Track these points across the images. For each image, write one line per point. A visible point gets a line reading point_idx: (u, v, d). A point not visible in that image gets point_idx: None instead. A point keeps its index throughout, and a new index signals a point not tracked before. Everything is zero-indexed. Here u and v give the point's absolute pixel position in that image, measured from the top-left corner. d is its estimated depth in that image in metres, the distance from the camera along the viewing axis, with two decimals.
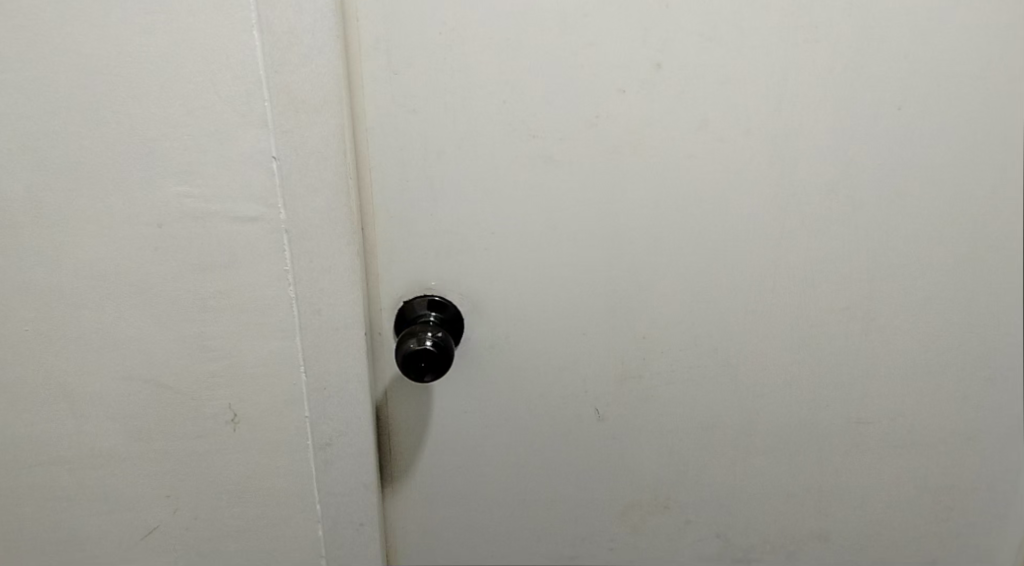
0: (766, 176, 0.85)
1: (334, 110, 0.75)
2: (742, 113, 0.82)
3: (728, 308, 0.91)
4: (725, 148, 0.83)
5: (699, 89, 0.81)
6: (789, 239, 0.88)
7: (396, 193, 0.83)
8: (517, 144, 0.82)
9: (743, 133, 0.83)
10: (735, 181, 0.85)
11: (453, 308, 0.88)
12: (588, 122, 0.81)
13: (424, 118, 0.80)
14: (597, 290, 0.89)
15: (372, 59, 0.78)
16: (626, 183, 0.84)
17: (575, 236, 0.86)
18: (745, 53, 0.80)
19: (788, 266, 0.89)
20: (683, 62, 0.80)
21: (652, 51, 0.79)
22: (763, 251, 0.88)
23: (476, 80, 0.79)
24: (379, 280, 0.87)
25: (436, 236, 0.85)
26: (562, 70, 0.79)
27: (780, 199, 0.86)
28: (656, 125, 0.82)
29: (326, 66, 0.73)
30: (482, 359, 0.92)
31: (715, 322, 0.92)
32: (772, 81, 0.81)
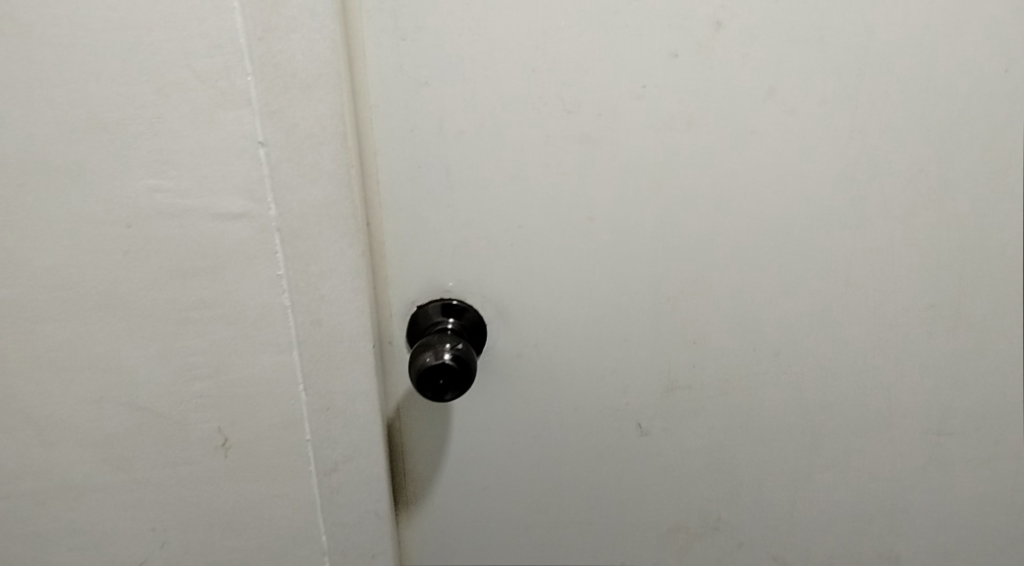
0: (842, 154, 0.72)
1: (330, 86, 0.61)
2: (816, 80, 0.69)
3: (793, 308, 0.79)
4: (794, 122, 0.70)
5: (766, 51, 0.68)
6: (867, 227, 0.75)
7: (407, 182, 0.70)
8: (547, 122, 0.69)
9: (817, 103, 0.70)
10: (806, 161, 0.72)
11: (474, 312, 0.76)
12: (634, 93, 0.68)
13: (438, 93, 0.67)
14: (640, 289, 0.77)
15: (375, 24, 0.64)
16: (677, 165, 0.72)
17: (614, 227, 0.74)
18: (824, 8, 0.66)
19: (865, 258, 0.77)
20: (749, 21, 0.66)
21: (711, 7, 0.66)
22: (835, 242, 0.76)
23: (501, 45, 0.65)
24: (389, 283, 0.75)
25: (455, 231, 0.73)
26: (604, 31, 0.66)
27: (858, 181, 0.73)
28: (714, 96, 0.69)
29: (320, 32, 0.60)
30: (507, 370, 0.80)
31: (776, 324, 0.80)
32: (856, 41, 0.68)
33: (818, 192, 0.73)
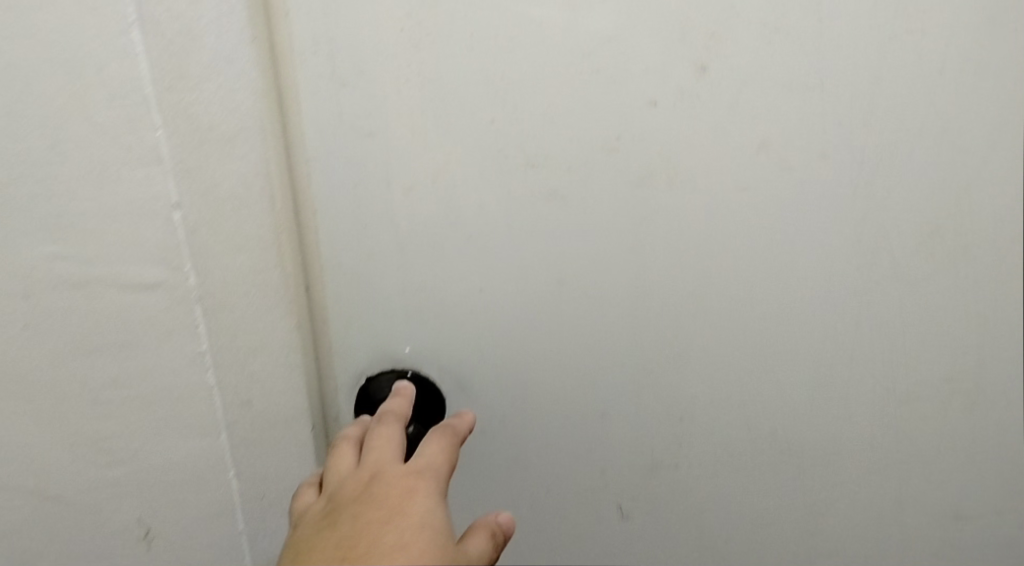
0: (844, 215, 0.62)
1: (251, 141, 0.52)
2: (817, 132, 0.59)
3: (788, 381, 0.70)
4: (792, 178, 0.61)
5: (758, 101, 0.58)
6: (875, 296, 0.66)
7: (351, 242, 0.62)
8: (509, 177, 0.61)
9: (819, 159, 0.60)
10: (807, 222, 0.63)
11: (433, 387, 0.68)
12: (606, 145, 0.59)
13: (384, 145, 0.59)
14: (618, 361, 0.69)
15: (311, 68, 0.56)
16: (657, 225, 0.63)
17: (586, 291, 0.66)
18: (825, 49, 0.56)
19: (872, 328, 0.67)
20: (738, 64, 0.57)
21: (694, 50, 0.56)
22: (837, 310, 0.67)
23: (455, 93, 0.57)
24: (335, 353, 0.66)
25: (406, 296, 0.65)
26: (572, 77, 0.57)
27: (865, 244, 0.63)
28: (698, 149, 0.60)
29: (238, 79, 0.50)
30: (470, 441, 0.73)
31: (774, 398, 0.71)
32: (863, 87, 0.58)
33: (817, 257, 0.64)
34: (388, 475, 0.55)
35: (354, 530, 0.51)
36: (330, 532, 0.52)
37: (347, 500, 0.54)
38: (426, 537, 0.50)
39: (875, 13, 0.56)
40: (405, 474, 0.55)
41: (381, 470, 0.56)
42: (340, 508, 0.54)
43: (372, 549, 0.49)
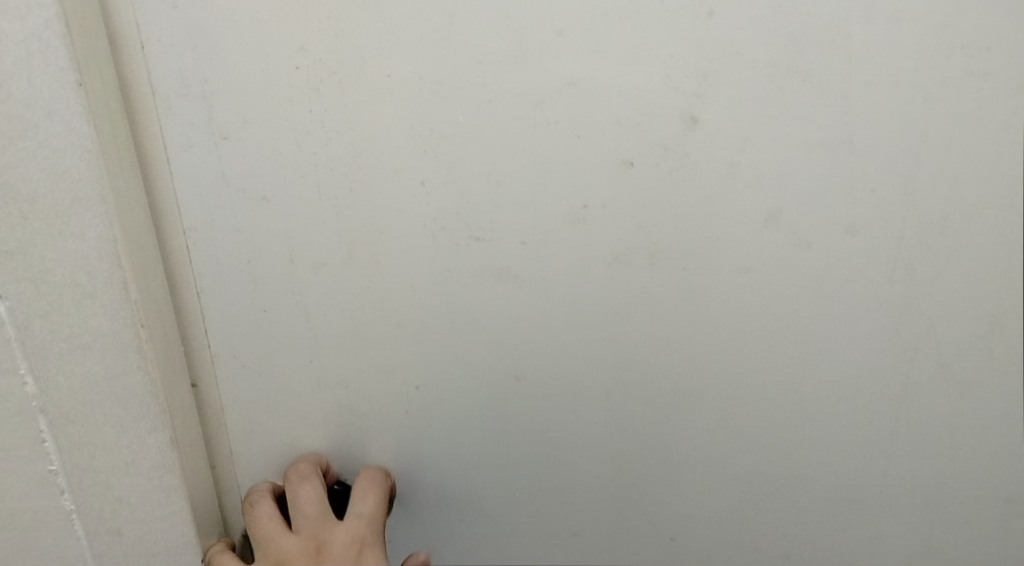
0: (882, 302, 0.48)
1: (87, 217, 0.39)
2: (846, 200, 0.45)
3: (812, 503, 0.55)
4: (813, 256, 0.47)
5: (766, 160, 0.44)
6: (919, 403, 0.51)
7: (250, 330, 0.49)
8: (447, 252, 0.47)
9: (849, 233, 0.46)
10: (834, 310, 0.49)
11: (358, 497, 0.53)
12: (573, 215, 0.46)
13: (283, 213, 0.45)
14: (595, 472, 0.55)
15: (181, 117, 0.43)
16: (640, 312, 0.49)
17: (552, 391, 0.52)
18: (855, 96, 0.43)
19: (916, 441, 0.53)
20: (740, 114, 0.43)
21: (683, 97, 0.42)
22: (874, 417, 0.52)
23: (371, 149, 0.44)
24: (236, 461, 0.53)
25: (325, 394, 0.51)
26: (524, 129, 0.43)
27: (908, 337, 0.49)
28: (689, 220, 0.46)
29: (63, 137, 0.37)
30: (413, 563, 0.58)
31: (794, 520, 0.56)
32: (907, 143, 0.44)
33: (845, 353, 0.50)
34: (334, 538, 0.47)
35: None
36: None
37: None
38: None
39: (924, 47, 0.42)
40: (350, 538, 0.47)
41: (325, 537, 0.47)
42: None
43: None
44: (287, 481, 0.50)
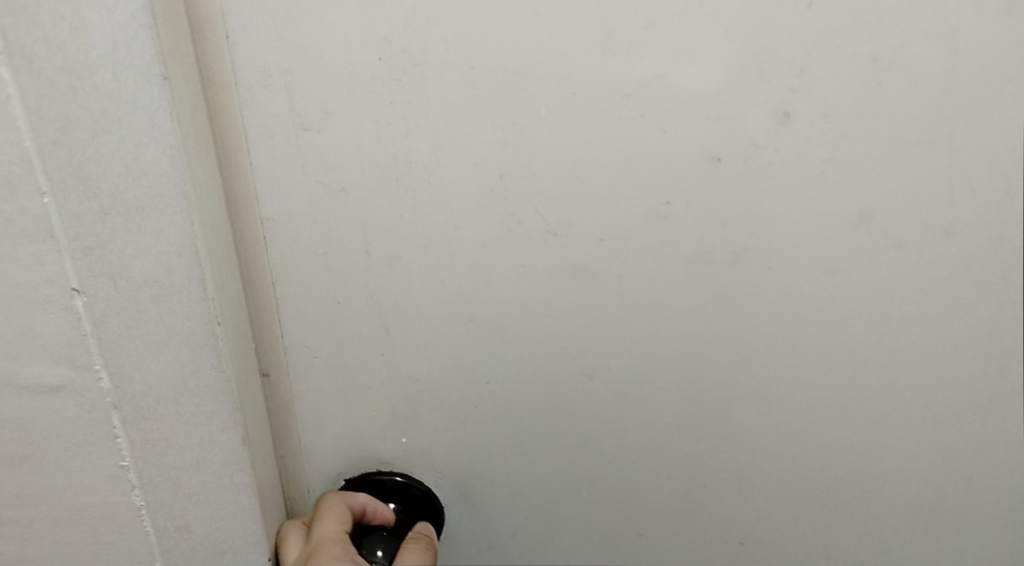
0: (973, 306, 0.46)
1: (167, 212, 0.39)
2: (942, 199, 0.43)
3: (891, 515, 0.53)
4: (903, 257, 0.45)
5: (860, 156, 0.42)
6: (1005, 413, 0.49)
7: (320, 325, 0.48)
8: (523, 248, 0.46)
9: (943, 233, 0.44)
10: (922, 313, 0.47)
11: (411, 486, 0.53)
12: (653, 212, 0.44)
13: (357, 206, 0.44)
14: (664, 475, 0.53)
15: (258, 106, 0.42)
16: (718, 315, 0.47)
17: (623, 392, 0.50)
18: (958, 91, 0.40)
19: (1001, 451, 0.51)
20: (834, 111, 0.41)
21: (775, 91, 0.41)
22: (958, 425, 0.50)
23: (449, 141, 0.42)
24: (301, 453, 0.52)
25: (392, 389, 0.50)
26: (607, 123, 0.42)
27: (998, 342, 0.47)
28: (774, 218, 0.44)
29: (145, 131, 0.37)
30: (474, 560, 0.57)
31: (869, 533, 0.53)
32: (1010, 142, 0.42)
33: (932, 359, 0.48)
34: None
35: None
36: None
37: None
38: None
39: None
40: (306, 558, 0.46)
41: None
42: None
43: None
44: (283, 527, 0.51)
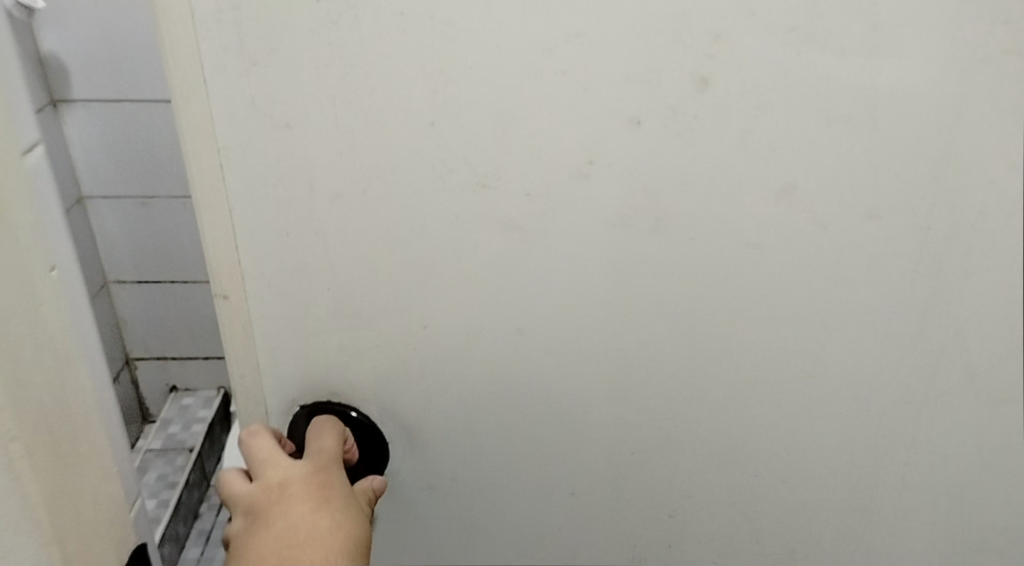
0: (891, 284, 0.46)
1: None
2: (858, 176, 0.43)
3: (803, 473, 0.54)
4: (821, 231, 0.45)
5: (772, 127, 0.42)
6: (936, 407, 0.49)
7: (274, 256, 0.52)
8: (454, 197, 0.48)
9: (860, 212, 0.44)
10: (840, 291, 0.47)
11: (362, 424, 0.57)
12: (577, 171, 0.46)
13: (304, 143, 0.48)
14: (590, 420, 0.55)
15: (215, 43, 0.45)
16: (636, 321, 0.50)
17: (556, 362, 0.53)
18: (878, 68, 0.40)
19: (937, 463, 0.51)
20: (749, 79, 0.41)
21: (693, 56, 0.41)
22: (876, 404, 0.50)
23: (385, 84, 0.45)
24: (258, 372, 0.57)
25: (334, 323, 0.54)
26: (531, 76, 0.43)
27: (918, 325, 0.47)
28: (691, 184, 0.45)
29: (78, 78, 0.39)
30: (415, 498, 0.60)
31: (780, 488, 0.55)
32: (936, 125, 0.41)
33: (857, 390, 0.50)
34: (243, 494, 0.51)
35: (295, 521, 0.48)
36: (278, 522, 0.48)
37: (268, 502, 0.49)
38: (344, 496, 0.51)
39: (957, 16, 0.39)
40: (280, 492, 0.50)
41: (279, 476, 0.51)
42: (264, 509, 0.49)
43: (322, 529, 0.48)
44: (239, 437, 0.54)
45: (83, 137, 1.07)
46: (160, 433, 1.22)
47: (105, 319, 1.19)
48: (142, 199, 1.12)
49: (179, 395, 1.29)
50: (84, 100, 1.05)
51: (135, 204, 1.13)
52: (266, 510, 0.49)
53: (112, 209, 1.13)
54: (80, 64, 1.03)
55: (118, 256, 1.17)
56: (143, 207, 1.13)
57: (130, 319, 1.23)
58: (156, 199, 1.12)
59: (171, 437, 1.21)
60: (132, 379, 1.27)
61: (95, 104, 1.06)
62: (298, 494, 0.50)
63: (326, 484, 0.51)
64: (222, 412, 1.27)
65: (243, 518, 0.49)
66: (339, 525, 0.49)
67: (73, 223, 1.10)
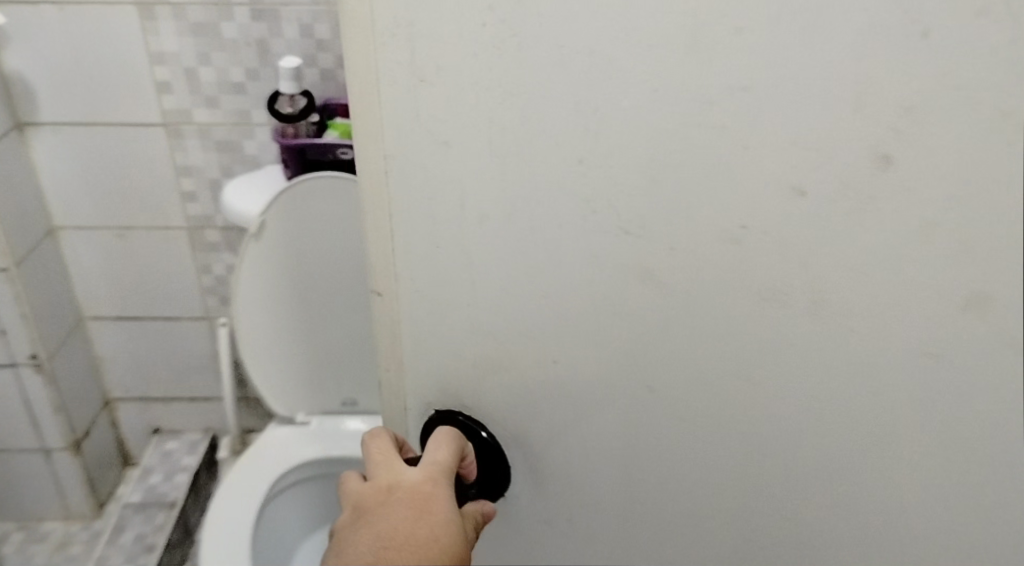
0: None
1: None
2: None
3: None
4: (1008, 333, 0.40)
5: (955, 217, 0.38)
6: None
7: (420, 272, 0.49)
8: (602, 238, 0.45)
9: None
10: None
11: (492, 446, 0.55)
12: (729, 236, 0.42)
13: (460, 160, 0.44)
14: (720, 489, 0.51)
15: (387, 55, 0.42)
16: (782, 400, 0.46)
17: (679, 432, 0.50)
18: None
19: None
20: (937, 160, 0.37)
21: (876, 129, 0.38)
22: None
23: (545, 116, 0.42)
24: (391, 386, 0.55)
25: (466, 348, 0.52)
26: (696, 130, 0.40)
27: None
28: (860, 266, 0.41)
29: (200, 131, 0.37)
30: (531, 527, 0.58)
31: None
32: None
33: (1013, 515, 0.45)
34: (355, 494, 0.51)
35: (389, 531, 0.47)
36: (373, 529, 0.48)
37: (374, 506, 0.50)
38: (446, 508, 0.49)
39: None
40: (386, 497, 0.50)
41: (388, 482, 0.51)
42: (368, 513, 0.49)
43: (414, 543, 0.47)
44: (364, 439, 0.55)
45: (54, 163, 0.97)
46: (140, 485, 1.17)
47: (82, 361, 1.10)
48: (114, 232, 1.02)
49: (162, 438, 1.21)
50: (53, 124, 0.94)
51: (106, 234, 1.03)
52: (368, 515, 0.49)
53: (90, 241, 1.03)
54: (46, 84, 0.92)
55: (95, 290, 1.07)
56: (118, 239, 1.03)
57: (108, 360, 1.14)
58: (132, 232, 1.03)
59: (151, 487, 1.16)
60: (111, 422, 1.19)
61: (66, 128, 0.95)
62: (400, 503, 0.49)
63: (431, 495, 0.50)
64: (208, 456, 1.21)
65: (350, 518, 0.50)
66: (432, 539, 0.47)
67: (46, 260, 1.00)
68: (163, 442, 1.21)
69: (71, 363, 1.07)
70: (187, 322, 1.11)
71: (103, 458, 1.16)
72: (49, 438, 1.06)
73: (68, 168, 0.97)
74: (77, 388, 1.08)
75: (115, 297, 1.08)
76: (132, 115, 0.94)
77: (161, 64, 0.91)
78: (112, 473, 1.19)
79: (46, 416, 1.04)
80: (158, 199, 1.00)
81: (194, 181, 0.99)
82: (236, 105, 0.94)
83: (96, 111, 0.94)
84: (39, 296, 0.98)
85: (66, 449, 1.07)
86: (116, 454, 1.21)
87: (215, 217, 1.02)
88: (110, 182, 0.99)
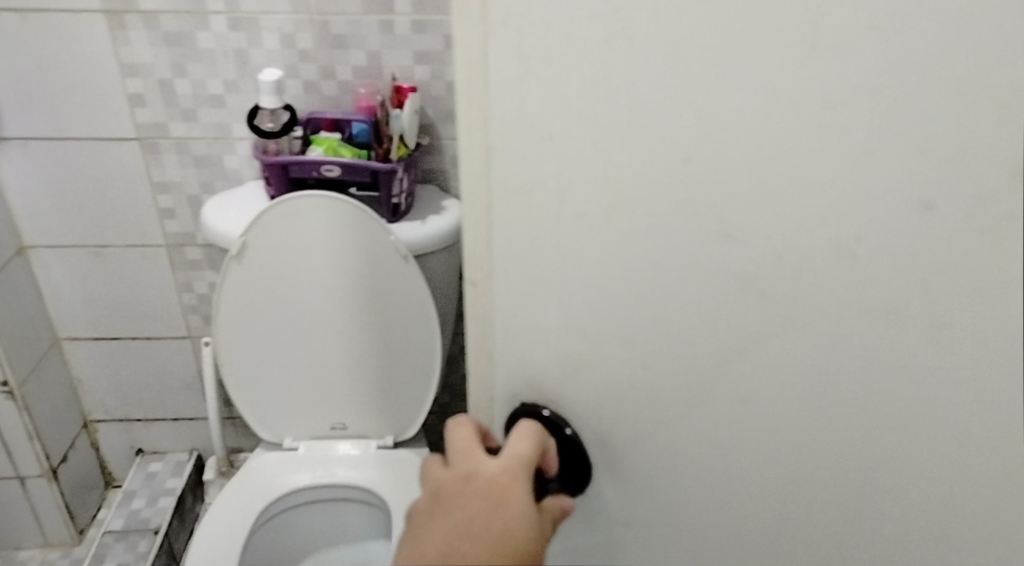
0: None
1: None
2: None
3: None
4: None
5: None
6: None
7: (515, 265, 0.49)
8: (706, 240, 0.43)
9: None
10: None
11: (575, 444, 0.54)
12: (844, 247, 0.40)
13: (564, 154, 0.44)
14: (817, 501, 0.49)
15: (498, 47, 0.42)
16: (887, 415, 0.44)
17: (771, 441, 0.48)
18: None
19: None
20: None
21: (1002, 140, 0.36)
22: None
23: (656, 114, 0.41)
24: (477, 376, 0.55)
25: (557, 343, 0.51)
26: (816, 134, 0.39)
27: None
28: (981, 283, 0.39)
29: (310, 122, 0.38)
30: (613, 528, 0.57)
31: None
32: None
33: None
34: (436, 478, 0.52)
35: (466, 518, 0.48)
36: (451, 515, 0.48)
37: (453, 492, 0.50)
38: (523, 502, 0.49)
39: None
40: (466, 485, 0.50)
41: (469, 469, 0.51)
42: (446, 499, 0.49)
43: (490, 533, 0.47)
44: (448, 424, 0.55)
45: (20, 177, 1.10)
46: (123, 510, 1.31)
47: (59, 379, 1.26)
48: (94, 250, 1.17)
49: (145, 458, 1.38)
50: (18, 139, 1.07)
51: (84, 253, 1.17)
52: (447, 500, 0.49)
53: (57, 260, 1.17)
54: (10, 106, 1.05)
55: (68, 304, 1.22)
56: (94, 255, 1.17)
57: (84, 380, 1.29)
58: (108, 248, 1.17)
59: (134, 512, 1.30)
60: (92, 443, 1.36)
61: (31, 142, 1.08)
62: (479, 492, 0.49)
63: (509, 487, 0.49)
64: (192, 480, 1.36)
65: (428, 501, 0.50)
66: (508, 532, 0.47)
67: (15, 276, 1.14)
68: (148, 463, 1.37)
69: (46, 388, 1.22)
70: (171, 341, 1.26)
71: (79, 482, 1.31)
72: (27, 468, 1.22)
73: (44, 188, 1.11)
74: (52, 408, 1.23)
75: (95, 297, 1.21)
76: (106, 130, 1.08)
77: (136, 77, 1.04)
78: (91, 497, 1.36)
79: (19, 434, 1.18)
80: (134, 212, 1.14)
81: (171, 198, 1.13)
82: (216, 120, 1.08)
83: (71, 124, 1.07)
84: (11, 316, 1.13)
85: (42, 476, 1.23)
86: (99, 475, 1.39)
87: (194, 234, 1.16)
88: (96, 195, 1.12)
